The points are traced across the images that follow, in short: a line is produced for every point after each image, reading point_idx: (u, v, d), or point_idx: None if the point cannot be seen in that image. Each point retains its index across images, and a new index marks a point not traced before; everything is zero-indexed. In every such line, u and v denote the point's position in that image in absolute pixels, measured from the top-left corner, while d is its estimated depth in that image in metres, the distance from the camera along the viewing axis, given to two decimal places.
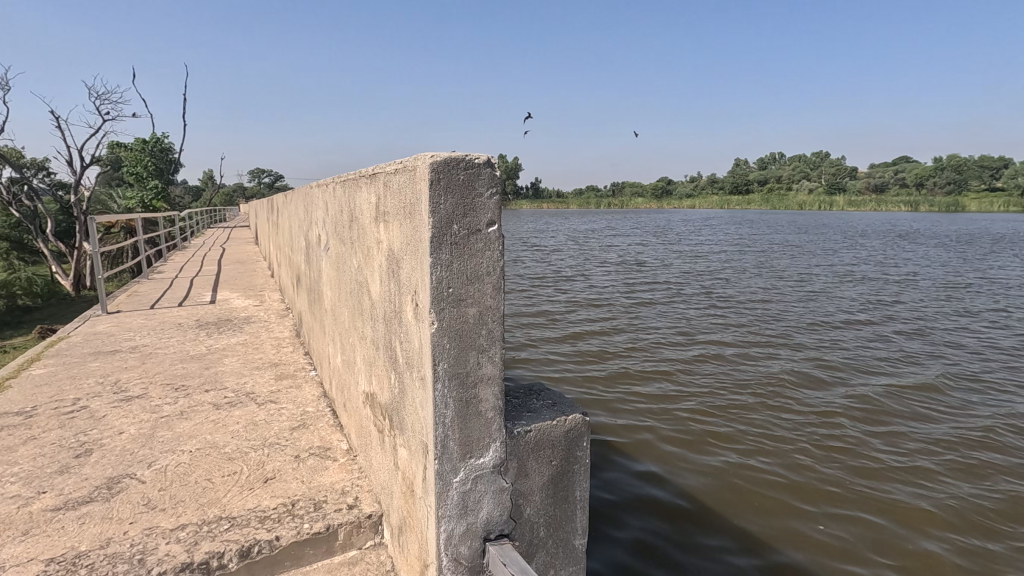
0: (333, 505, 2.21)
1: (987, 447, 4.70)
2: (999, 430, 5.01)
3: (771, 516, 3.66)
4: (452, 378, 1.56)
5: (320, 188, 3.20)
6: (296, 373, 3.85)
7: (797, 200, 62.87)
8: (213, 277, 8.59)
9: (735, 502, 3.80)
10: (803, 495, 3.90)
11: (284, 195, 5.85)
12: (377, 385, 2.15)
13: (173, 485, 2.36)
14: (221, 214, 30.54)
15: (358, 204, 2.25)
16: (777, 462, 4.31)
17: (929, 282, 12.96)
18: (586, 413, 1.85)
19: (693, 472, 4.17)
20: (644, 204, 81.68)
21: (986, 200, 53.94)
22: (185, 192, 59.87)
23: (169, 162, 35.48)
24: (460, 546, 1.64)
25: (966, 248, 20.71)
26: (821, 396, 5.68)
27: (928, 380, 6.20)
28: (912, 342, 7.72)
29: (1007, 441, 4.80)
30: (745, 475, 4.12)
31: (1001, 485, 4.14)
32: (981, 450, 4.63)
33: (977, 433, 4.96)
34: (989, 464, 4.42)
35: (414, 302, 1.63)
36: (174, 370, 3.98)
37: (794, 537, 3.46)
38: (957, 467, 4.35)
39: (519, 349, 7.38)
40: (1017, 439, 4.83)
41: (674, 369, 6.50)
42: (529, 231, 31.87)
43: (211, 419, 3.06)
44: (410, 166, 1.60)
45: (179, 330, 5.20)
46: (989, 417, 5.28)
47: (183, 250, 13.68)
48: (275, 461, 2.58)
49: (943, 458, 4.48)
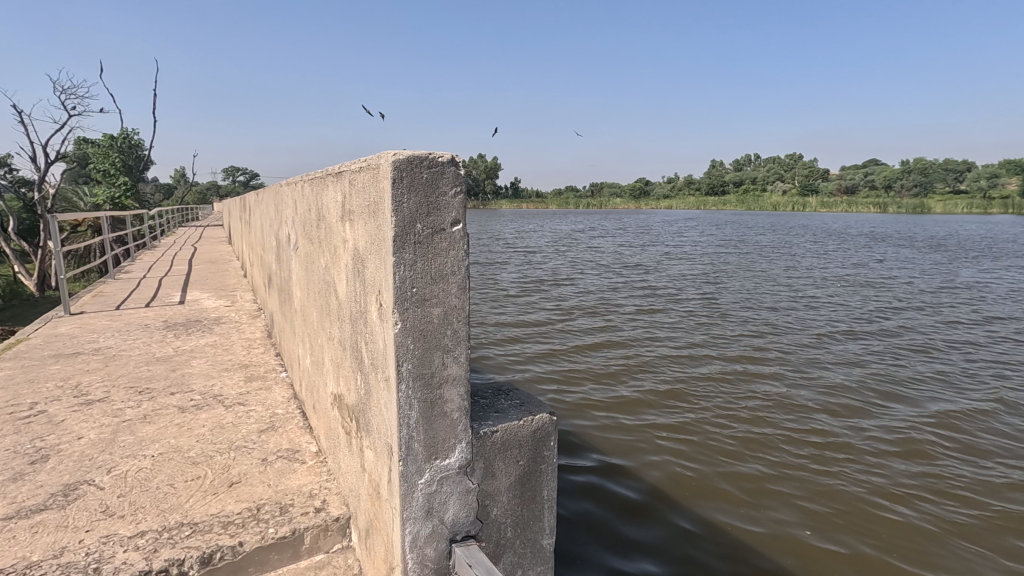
0: (300, 508, 2.17)
1: (940, 450, 4.93)
2: (945, 431, 5.28)
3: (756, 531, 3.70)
4: (417, 378, 1.55)
5: (289, 186, 3.16)
6: (267, 374, 3.80)
7: (771, 202, 64.11)
8: (183, 276, 8.43)
9: (721, 518, 3.83)
10: (784, 507, 3.96)
11: (256, 193, 5.77)
12: (345, 385, 2.11)
13: (133, 492, 2.29)
14: (192, 214, 29.95)
15: (326, 202, 2.21)
16: (755, 472, 4.40)
17: (891, 285, 13.45)
18: (554, 413, 1.85)
19: (674, 483, 4.22)
20: (621, 204, 82.42)
21: (951, 202, 55.59)
22: (156, 191, 58.49)
23: (139, 159, 34.68)
24: (425, 547, 1.63)
25: (927, 251, 21.45)
26: (786, 400, 5.87)
27: (894, 385, 6.40)
28: (872, 345, 8.04)
29: (950, 442, 5.07)
30: (729, 490, 4.17)
31: (949, 485, 4.36)
32: (929, 453, 4.87)
33: (925, 433, 5.22)
34: (938, 467, 4.64)
35: (378, 301, 1.61)
36: (139, 372, 3.87)
37: (778, 552, 3.51)
38: (911, 471, 4.55)
39: (495, 351, 7.41)
40: (960, 441, 5.11)
41: (649, 374, 6.58)
42: (507, 230, 31.91)
43: (176, 422, 2.99)
44: (374, 163, 1.58)
45: (147, 331, 5.09)
46: (936, 418, 5.56)
47: (154, 249, 13.41)
48: (241, 464, 2.52)
49: (892, 461, 4.69)
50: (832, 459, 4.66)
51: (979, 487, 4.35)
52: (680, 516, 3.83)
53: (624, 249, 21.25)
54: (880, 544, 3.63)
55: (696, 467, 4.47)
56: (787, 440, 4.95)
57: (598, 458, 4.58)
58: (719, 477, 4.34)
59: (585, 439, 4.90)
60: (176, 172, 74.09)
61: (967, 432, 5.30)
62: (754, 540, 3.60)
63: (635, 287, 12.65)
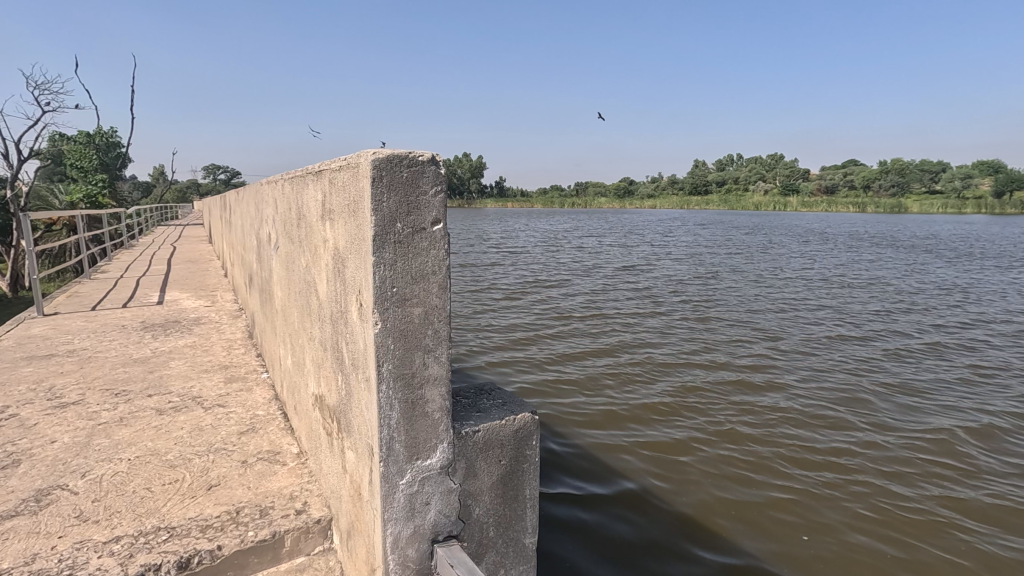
0: (280, 511, 2.14)
1: (910, 443, 5.06)
2: (914, 426, 5.42)
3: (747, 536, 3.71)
4: (397, 379, 1.54)
5: (270, 184, 3.12)
6: (247, 375, 3.74)
7: (753, 202, 64.86)
8: (161, 276, 8.29)
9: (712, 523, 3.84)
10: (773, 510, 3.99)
11: (237, 192, 5.69)
12: (325, 386, 2.09)
13: (108, 496, 2.24)
14: (172, 213, 29.44)
15: (306, 202, 2.19)
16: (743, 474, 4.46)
17: (867, 286, 13.74)
18: (535, 411, 1.85)
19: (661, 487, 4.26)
20: (606, 203, 82.57)
21: (927, 203, 56.59)
22: (134, 187, 57.41)
23: (117, 156, 34.11)
24: (407, 548, 1.62)
25: (903, 252, 21.93)
26: (765, 398, 5.97)
27: (869, 384, 6.55)
28: (848, 346, 8.21)
29: (919, 436, 5.22)
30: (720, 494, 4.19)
31: (916, 477, 4.50)
32: (899, 446, 4.99)
33: (897, 428, 5.36)
34: (906, 459, 4.77)
35: (358, 301, 1.60)
36: (115, 374, 3.79)
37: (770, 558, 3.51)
38: (881, 463, 4.68)
39: (479, 351, 7.42)
40: (928, 435, 5.26)
41: (635, 374, 6.62)
42: (492, 230, 31.83)
43: (153, 425, 2.93)
44: (354, 163, 1.57)
45: (124, 332, 4.97)
46: (908, 414, 5.70)
47: (132, 249, 13.15)
48: (220, 467, 2.49)
49: (863, 456, 4.81)
50: (816, 458, 4.73)
51: (957, 482, 4.46)
52: (667, 517, 3.87)
53: (609, 249, 21.38)
54: (870, 544, 3.67)
55: (685, 469, 4.50)
56: (769, 439, 5.03)
57: (581, 458, 4.61)
58: (708, 477, 4.39)
59: (568, 439, 4.92)
60: (155, 169, 72.88)
61: (936, 426, 5.45)
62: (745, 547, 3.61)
63: (619, 287, 12.74)
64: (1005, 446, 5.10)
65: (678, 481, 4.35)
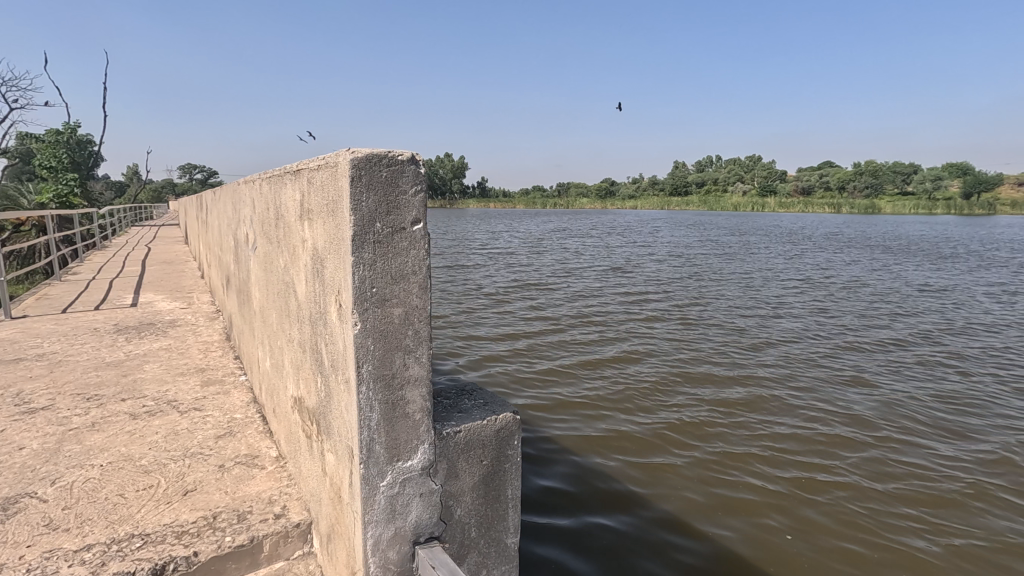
0: (258, 515, 2.11)
1: (882, 438, 5.18)
2: (886, 421, 5.56)
3: (731, 535, 3.70)
4: (378, 380, 1.53)
5: (247, 184, 3.08)
6: (225, 378, 3.67)
7: (732, 203, 65.76)
8: (135, 278, 8.12)
9: (695, 521, 3.84)
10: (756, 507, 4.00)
11: (214, 192, 5.59)
12: (305, 389, 2.07)
13: (80, 503, 2.18)
14: (147, 215, 28.84)
15: (284, 201, 2.16)
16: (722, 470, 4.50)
17: (842, 286, 14.06)
18: (518, 411, 1.85)
19: (642, 485, 4.27)
20: (588, 204, 82.88)
21: (900, 203, 57.98)
22: (107, 186, 56.06)
23: (90, 155, 33.38)
24: (388, 551, 1.61)
25: (876, 253, 22.46)
26: (744, 396, 6.06)
27: (843, 381, 6.69)
28: (824, 344, 8.38)
29: (891, 431, 5.34)
30: (702, 492, 4.18)
31: (887, 470, 4.61)
32: (872, 441, 5.11)
33: (870, 423, 5.49)
34: (878, 454, 4.88)
35: (337, 302, 1.58)
36: (87, 378, 3.69)
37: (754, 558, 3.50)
38: (854, 457, 4.79)
39: (462, 352, 7.41)
40: (900, 430, 5.39)
41: (617, 375, 6.65)
42: (475, 232, 31.78)
43: (127, 430, 2.86)
44: (332, 162, 1.56)
45: (96, 335, 4.85)
46: (881, 410, 5.84)
47: (105, 249, 12.84)
48: (196, 471, 2.44)
49: (837, 450, 4.91)
50: (791, 453, 4.80)
51: (928, 474, 4.57)
52: (651, 516, 3.87)
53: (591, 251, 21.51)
54: (844, 537, 3.74)
55: (664, 467, 4.53)
56: (750, 437, 5.09)
57: (563, 458, 4.63)
58: (688, 475, 4.42)
59: (550, 440, 4.94)
60: (129, 168, 71.31)
61: (907, 421, 5.59)
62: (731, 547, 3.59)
63: (601, 288, 12.80)
64: (972, 439, 5.26)
65: (658, 478, 4.38)
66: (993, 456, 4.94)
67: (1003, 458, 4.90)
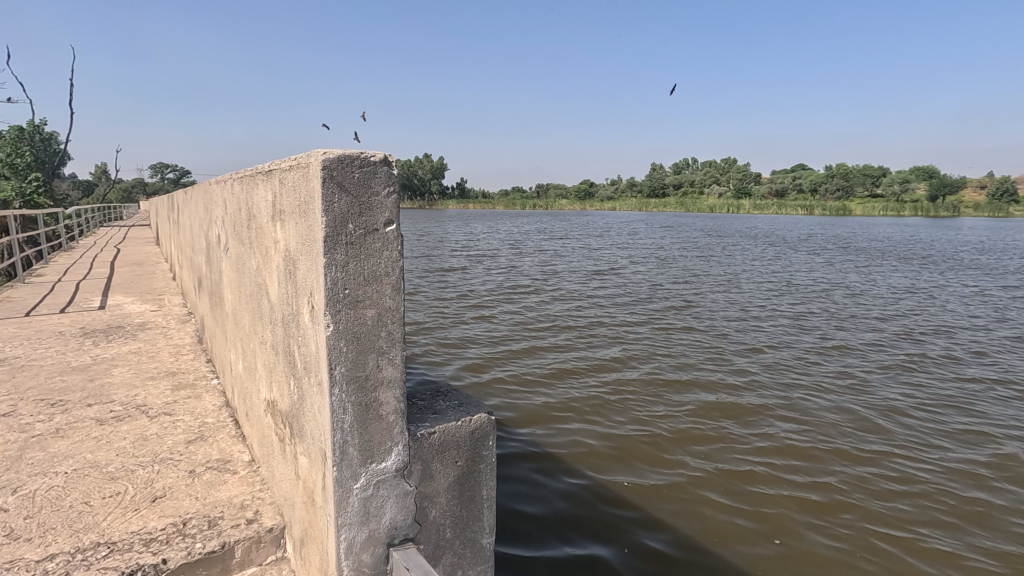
0: (230, 521, 2.08)
1: (849, 432, 5.34)
2: (852, 416, 5.72)
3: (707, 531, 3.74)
4: (350, 383, 1.52)
5: (218, 183, 3.05)
6: (196, 381, 3.60)
7: (708, 204, 66.68)
8: (103, 280, 7.89)
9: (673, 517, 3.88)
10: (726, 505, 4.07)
11: (185, 192, 5.49)
12: (277, 392, 2.05)
13: (42, 512, 2.12)
14: (116, 216, 28.07)
15: (256, 202, 2.13)
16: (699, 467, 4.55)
17: (813, 286, 14.41)
18: (492, 412, 1.85)
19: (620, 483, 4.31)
20: (567, 204, 83.14)
21: (869, 204, 59.50)
22: (73, 185, 54.35)
23: (55, 154, 32.37)
24: (361, 554, 1.60)
25: (844, 254, 23.16)
26: (718, 394, 6.17)
27: (813, 378, 6.85)
28: (795, 342, 8.58)
29: (858, 426, 5.49)
30: (678, 490, 4.21)
31: (855, 463, 4.73)
32: (840, 435, 5.25)
33: (837, 418, 5.64)
34: (846, 448, 5.00)
35: (310, 304, 1.57)
36: (51, 384, 3.58)
37: (726, 553, 3.55)
38: (824, 451, 4.91)
39: (440, 353, 7.39)
40: (867, 424, 5.55)
41: (594, 374, 6.71)
42: (453, 233, 31.65)
43: (94, 435, 2.79)
44: (304, 162, 1.54)
45: (61, 339, 4.71)
46: (848, 405, 6.01)
47: (71, 251, 12.45)
48: (166, 477, 2.39)
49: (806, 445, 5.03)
50: (765, 449, 4.90)
51: (895, 467, 4.71)
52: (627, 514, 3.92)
53: (570, 253, 21.66)
54: (817, 529, 3.80)
55: (642, 465, 4.57)
56: (724, 433, 5.17)
57: (541, 459, 4.65)
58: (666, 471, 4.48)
59: (527, 441, 4.96)
60: (99, 168, 69.55)
61: (873, 415, 5.76)
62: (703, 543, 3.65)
63: (579, 289, 12.92)
64: (934, 432, 5.44)
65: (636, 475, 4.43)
66: (958, 450, 5.09)
67: (966, 451, 5.06)
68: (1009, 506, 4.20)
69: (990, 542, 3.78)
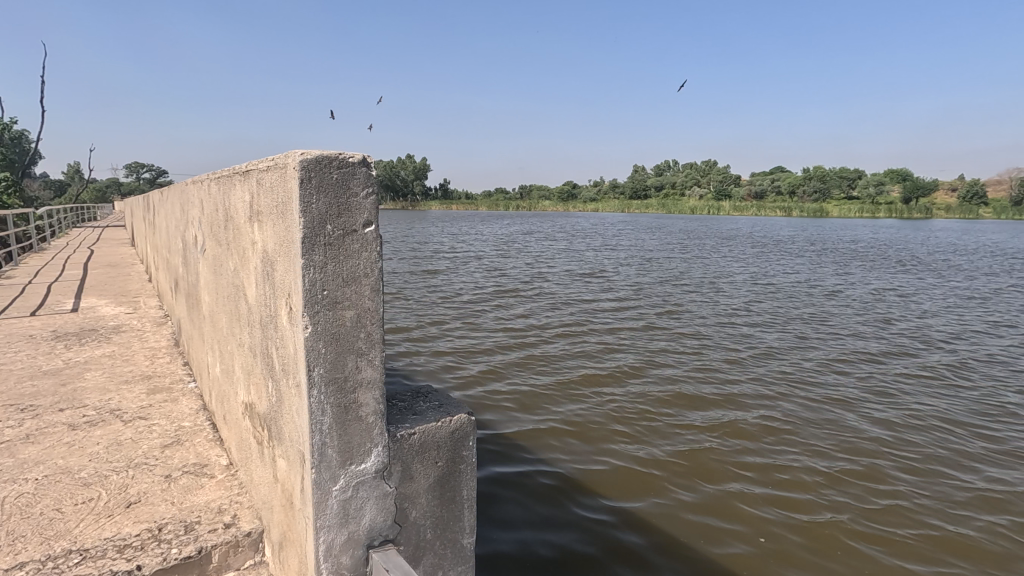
0: (207, 525, 2.05)
1: (824, 437, 5.45)
2: (826, 420, 5.86)
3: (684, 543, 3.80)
4: (330, 383, 1.51)
5: (195, 184, 3.00)
6: (172, 386, 3.54)
7: (689, 206, 67.41)
8: (76, 281, 7.71)
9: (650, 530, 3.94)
10: (702, 512, 4.15)
11: (161, 192, 5.39)
12: (255, 394, 2.03)
13: (11, 520, 2.06)
14: (90, 214, 27.43)
15: (233, 202, 2.11)
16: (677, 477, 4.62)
17: (790, 290, 14.68)
18: (472, 412, 1.86)
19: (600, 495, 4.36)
20: (550, 205, 83.34)
21: (845, 207, 60.71)
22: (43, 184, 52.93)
23: (25, 151, 31.52)
24: (341, 555, 1.60)
25: (819, 257, 23.67)
26: (698, 400, 6.26)
27: (790, 382, 6.99)
28: (773, 345, 8.73)
29: (832, 430, 5.62)
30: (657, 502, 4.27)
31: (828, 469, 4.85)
32: (815, 440, 5.37)
33: (813, 423, 5.76)
34: (820, 454, 5.12)
35: (288, 304, 1.56)
36: (21, 388, 3.49)
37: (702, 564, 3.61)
38: (799, 458, 5.01)
39: (422, 356, 7.36)
40: (840, 428, 5.68)
41: (576, 378, 6.76)
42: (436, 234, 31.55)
43: (66, 441, 2.73)
44: (281, 163, 1.54)
45: (31, 342, 4.59)
46: (822, 409, 6.15)
47: (42, 250, 12.12)
48: (140, 483, 2.35)
49: (782, 450, 5.13)
50: (742, 457, 4.99)
51: (867, 473, 4.84)
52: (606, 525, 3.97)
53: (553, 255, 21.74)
54: (790, 539, 3.88)
55: (622, 476, 4.62)
56: (703, 441, 5.25)
57: (522, 469, 4.67)
58: (645, 482, 4.54)
59: (509, 449, 4.98)
60: (72, 167, 67.87)
61: (845, 419, 5.91)
62: (679, 551, 3.71)
63: (562, 292, 12.99)
64: (904, 436, 5.59)
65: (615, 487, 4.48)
66: (927, 454, 5.24)
67: (934, 456, 5.22)
68: (974, 511, 4.34)
69: (955, 548, 3.91)
